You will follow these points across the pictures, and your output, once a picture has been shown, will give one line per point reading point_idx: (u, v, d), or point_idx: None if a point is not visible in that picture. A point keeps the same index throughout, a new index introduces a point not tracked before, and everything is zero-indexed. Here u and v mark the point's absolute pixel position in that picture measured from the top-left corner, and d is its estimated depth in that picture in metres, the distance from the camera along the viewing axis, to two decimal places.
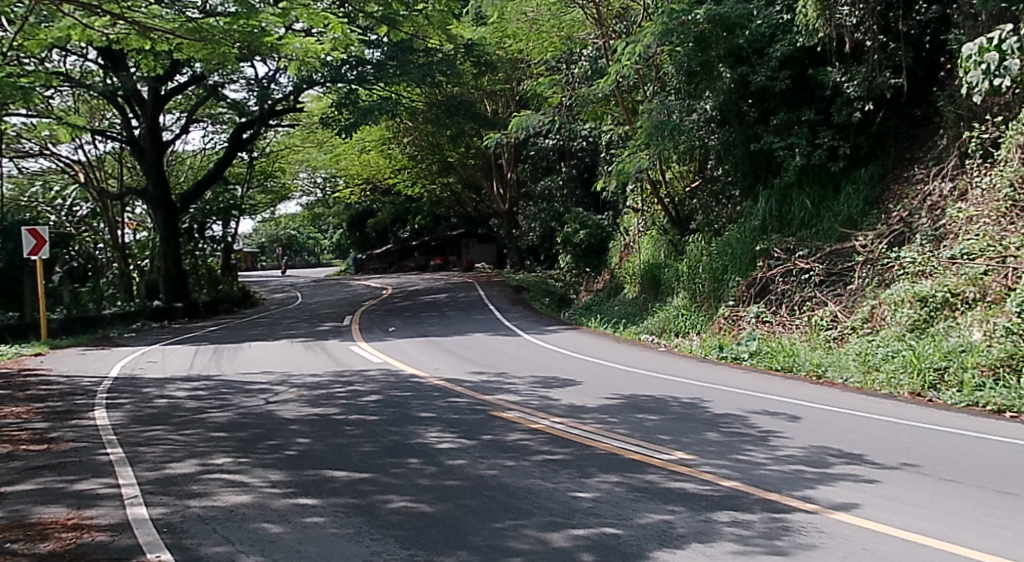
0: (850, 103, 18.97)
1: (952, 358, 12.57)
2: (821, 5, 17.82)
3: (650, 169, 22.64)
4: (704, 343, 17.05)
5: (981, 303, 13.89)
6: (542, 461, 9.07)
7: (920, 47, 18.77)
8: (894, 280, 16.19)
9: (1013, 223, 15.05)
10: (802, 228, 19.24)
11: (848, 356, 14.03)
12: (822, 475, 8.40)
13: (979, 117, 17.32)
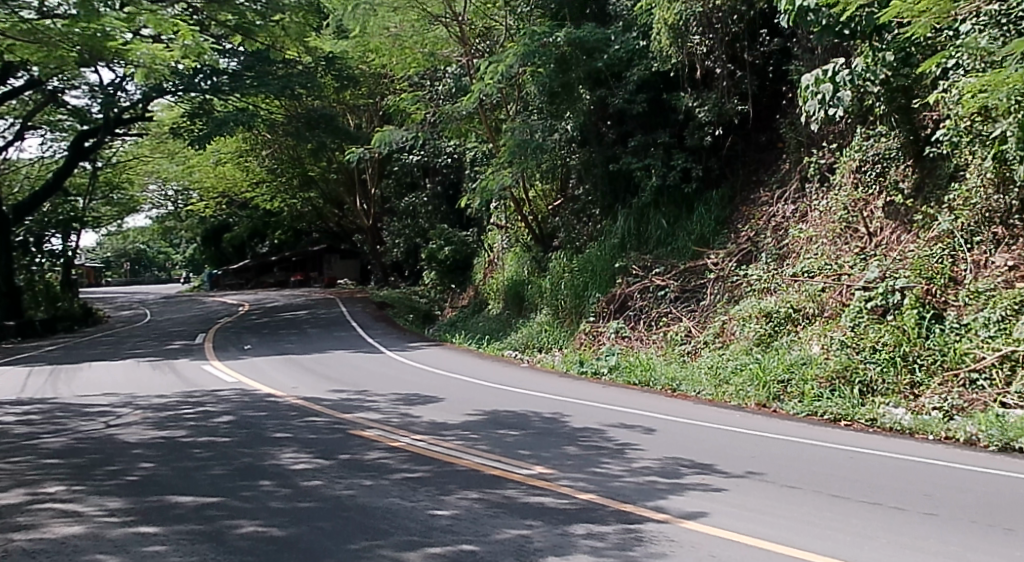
0: (701, 127, 19.81)
1: (794, 370, 13.21)
2: (673, 33, 18.56)
3: (513, 187, 22.80)
4: (566, 359, 17.25)
5: (819, 318, 14.66)
6: (400, 479, 8.98)
7: (764, 76, 19.62)
8: (743, 297, 16.87)
9: (848, 244, 16.07)
10: (658, 246, 19.86)
11: (700, 370, 14.49)
12: (674, 485, 8.65)
13: (816, 144, 18.36)
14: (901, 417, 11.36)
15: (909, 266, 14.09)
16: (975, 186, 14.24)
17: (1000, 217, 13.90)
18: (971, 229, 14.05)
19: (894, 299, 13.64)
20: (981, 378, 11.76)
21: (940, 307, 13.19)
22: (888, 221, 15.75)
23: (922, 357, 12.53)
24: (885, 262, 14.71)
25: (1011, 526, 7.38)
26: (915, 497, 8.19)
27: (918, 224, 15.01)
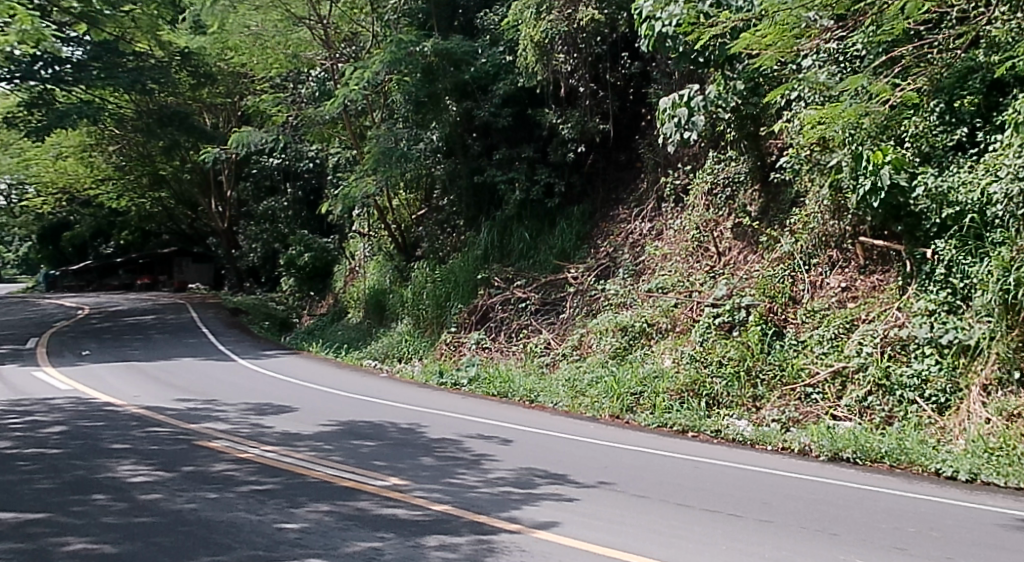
0: (564, 144, 20.11)
1: (646, 383, 13.51)
2: (539, 51, 18.95)
3: (375, 196, 22.43)
4: (425, 369, 17.07)
5: (672, 333, 15.05)
6: (247, 492, 8.65)
7: (624, 97, 20.18)
8: (600, 310, 17.15)
9: (700, 262, 16.62)
10: (520, 259, 19.99)
11: (558, 383, 14.60)
12: (527, 496, 8.66)
13: (672, 165, 18.94)
14: (744, 428, 11.81)
15: (754, 284, 14.73)
16: (813, 211, 14.85)
17: (835, 242, 14.53)
18: (810, 251, 14.73)
19: (740, 316, 14.21)
20: (815, 392, 12.38)
21: (781, 324, 13.85)
22: (737, 242, 16.36)
23: (764, 372, 13.03)
24: (732, 280, 15.35)
25: (836, 530, 7.75)
26: (753, 504, 8.50)
27: (762, 246, 15.71)
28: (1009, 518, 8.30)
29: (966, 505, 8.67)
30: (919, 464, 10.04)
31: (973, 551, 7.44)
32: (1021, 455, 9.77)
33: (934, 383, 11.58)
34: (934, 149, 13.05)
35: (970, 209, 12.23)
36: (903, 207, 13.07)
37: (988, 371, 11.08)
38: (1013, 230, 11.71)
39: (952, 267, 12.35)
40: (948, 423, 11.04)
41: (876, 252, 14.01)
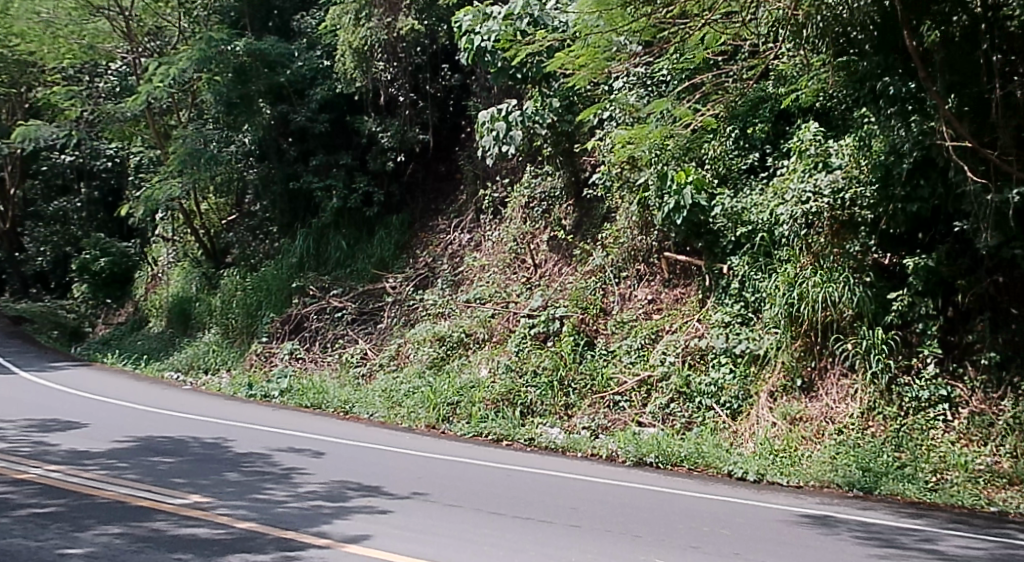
0: (383, 152, 19.79)
1: (463, 393, 13.43)
2: (358, 57, 18.51)
3: (181, 199, 21.25)
4: (233, 382, 16.27)
5: (489, 343, 15.10)
6: (26, 515, 7.91)
7: (444, 108, 20.06)
8: (418, 320, 17.00)
9: (517, 273, 16.78)
10: (337, 267, 19.54)
11: (374, 394, 14.29)
12: (338, 509, 8.37)
13: (491, 178, 19.04)
14: (556, 436, 11.96)
15: (568, 296, 15.03)
16: (624, 226, 15.15)
17: (643, 256, 14.97)
18: (620, 264, 15.15)
19: (554, 327, 14.43)
20: (622, 400, 12.74)
21: (592, 335, 14.17)
22: (551, 255, 16.66)
23: (575, 382, 13.27)
24: (548, 291, 15.59)
25: (639, 532, 7.95)
26: (561, 510, 8.58)
27: (576, 258, 16.04)
28: (794, 514, 8.79)
29: (757, 504, 9.12)
30: (713, 467, 10.48)
31: (762, 546, 7.82)
32: (801, 456, 10.58)
33: (728, 390, 12.12)
34: (730, 171, 13.69)
35: (760, 229, 12.86)
36: (704, 224, 13.67)
37: (775, 379, 11.91)
38: (796, 248, 12.30)
39: (745, 282, 13.06)
40: (739, 428, 11.61)
41: (679, 265, 14.52)
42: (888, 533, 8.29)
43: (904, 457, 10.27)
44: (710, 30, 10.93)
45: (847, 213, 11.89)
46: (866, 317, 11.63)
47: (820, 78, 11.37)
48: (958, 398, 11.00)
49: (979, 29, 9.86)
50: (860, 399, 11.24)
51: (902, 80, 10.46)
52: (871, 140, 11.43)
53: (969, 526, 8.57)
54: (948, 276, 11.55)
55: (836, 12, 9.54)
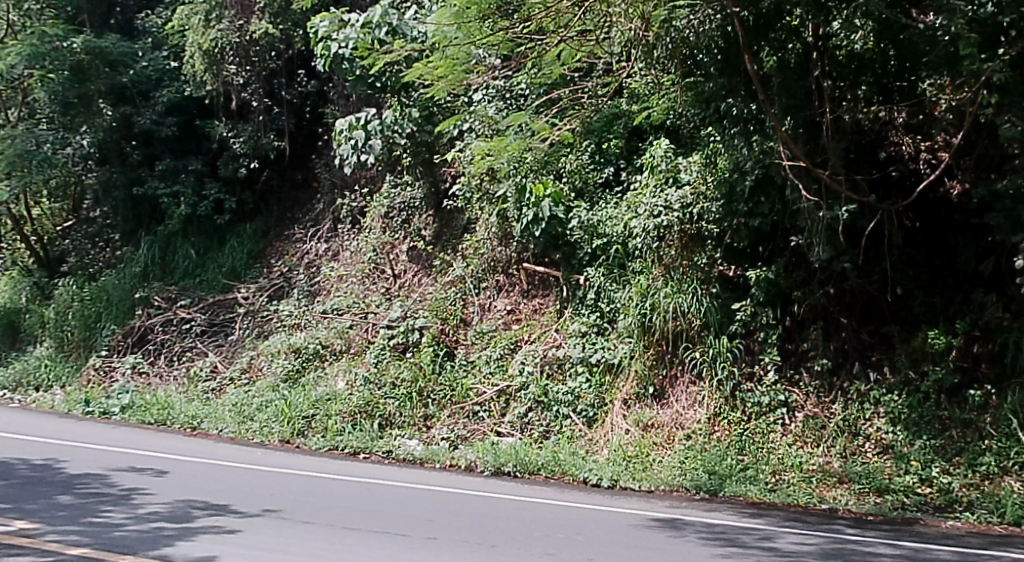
0: (235, 158, 19.18)
1: (319, 406, 13.14)
2: (208, 60, 17.91)
3: (10, 204, 19.84)
4: (68, 398, 15.32)
5: (346, 354, 14.81)
6: None
7: (300, 114, 19.63)
8: (272, 331, 16.53)
9: (376, 284, 16.56)
10: (185, 277, 18.76)
11: (223, 408, 13.77)
12: (182, 530, 8.01)
13: (349, 187, 18.82)
14: (414, 447, 11.87)
15: (427, 306, 14.94)
16: (484, 238, 15.33)
17: (502, 267, 15.11)
18: (480, 275, 15.18)
19: (414, 337, 14.34)
20: (482, 410, 12.75)
21: (452, 345, 14.16)
22: (411, 265, 16.54)
23: (435, 393, 13.21)
24: (407, 302, 15.46)
25: (495, 541, 7.97)
26: (417, 523, 8.50)
27: (436, 269, 15.97)
28: (645, 518, 9.03)
29: (610, 510, 9.31)
30: (569, 474, 10.62)
31: (613, 551, 7.98)
32: (652, 462, 10.88)
33: (585, 398, 12.37)
34: (586, 185, 13.92)
35: (615, 241, 13.18)
36: (561, 236, 13.88)
37: (628, 387, 12.20)
38: (648, 261, 12.67)
39: (600, 293, 13.37)
40: (594, 435, 11.82)
41: (537, 276, 14.70)
42: (731, 533, 8.64)
43: (747, 460, 10.74)
44: (566, 47, 11.16)
45: (696, 227, 12.18)
46: (712, 327, 12.07)
47: (670, 96, 11.65)
48: (795, 402, 11.53)
49: (812, 57, 10.67)
50: (708, 405, 11.67)
51: (744, 102, 10.92)
52: (717, 158, 11.69)
53: (804, 522, 9.04)
54: (786, 287, 12.09)
55: (682, 34, 10.36)
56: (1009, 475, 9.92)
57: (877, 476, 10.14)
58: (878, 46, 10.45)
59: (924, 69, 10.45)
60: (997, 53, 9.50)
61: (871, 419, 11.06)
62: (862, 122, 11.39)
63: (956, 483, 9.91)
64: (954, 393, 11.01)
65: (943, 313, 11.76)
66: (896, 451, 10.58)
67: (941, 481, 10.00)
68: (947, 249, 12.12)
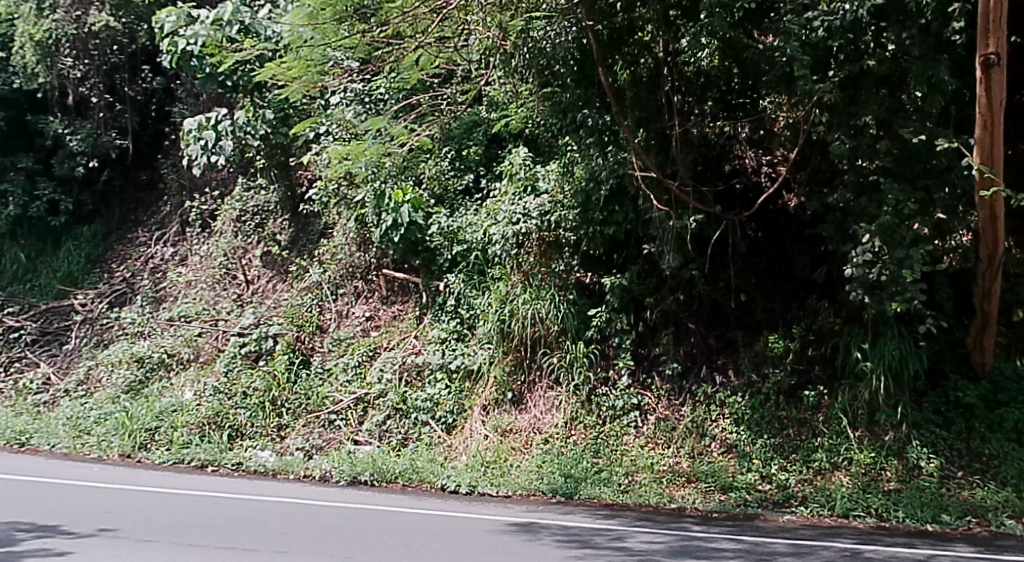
0: (72, 157, 17.78)
1: (163, 418, 12.57)
2: (41, 51, 16.73)
3: None
4: None
5: (194, 363, 14.22)
6: None
7: (145, 113, 18.79)
8: (113, 340, 15.63)
9: (227, 289, 15.92)
10: (14, 283, 17.32)
11: (57, 423, 12.93)
12: (5, 556, 7.47)
13: (199, 189, 18.12)
14: (267, 459, 11.52)
15: (282, 313, 14.54)
16: (341, 243, 15.06)
17: (360, 273, 14.91)
18: (337, 281, 14.91)
19: (267, 345, 13.89)
20: (339, 418, 12.52)
21: (308, 353, 13.83)
22: (265, 270, 16.05)
23: (289, 402, 12.89)
24: (260, 308, 14.97)
25: (349, 553, 7.82)
26: (267, 537, 8.25)
27: (292, 275, 15.55)
28: (502, 523, 9.09)
29: (467, 516, 9.32)
30: (427, 482, 10.56)
31: (469, 557, 7.98)
32: (510, 466, 10.97)
33: (444, 405, 12.35)
34: (446, 191, 13.93)
35: (474, 247, 13.27)
36: (421, 242, 13.85)
37: (488, 393, 12.29)
38: (508, 267, 12.76)
39: (460, 299, 13.43)
40: (453, 441, 11.82)
41: (397, 283, 14.58)
42: (584, 534, 8.84)
43: (601, 463, 10.98)
44: (424, 53, 11.11)
45: (553, 234, 12.37)
46: (569, 333, 12.37)
47: (526, 105, 11.90)
48: (647, 405, 11.92)
49: (662, 71, 11.02)
50: (564, 409, 11.89)
51: (599, 113, 11.21)
52: (573, 167, 11.91)
53: (654, 522, 9.34)
54: (639, 294, 12.40)
55: (539, 44, 10.80)
56: (839, 470, 10.58)
57: (722, 475, 10.58)
58: (722, 64, 10.97)
59: (764, 89, 10.91)
60: (827, 75, 10.17)
61: (717, 420, 11.53)
62: (709, 134, 11.69)
63: (792, 479, 10.47)
64: (792, 393, 11.64)
65: (782, 319, 12.41)
66: (740, 450, 11.09)
67: (780, 477, 10.55)
68: (786, 257, 12.75)
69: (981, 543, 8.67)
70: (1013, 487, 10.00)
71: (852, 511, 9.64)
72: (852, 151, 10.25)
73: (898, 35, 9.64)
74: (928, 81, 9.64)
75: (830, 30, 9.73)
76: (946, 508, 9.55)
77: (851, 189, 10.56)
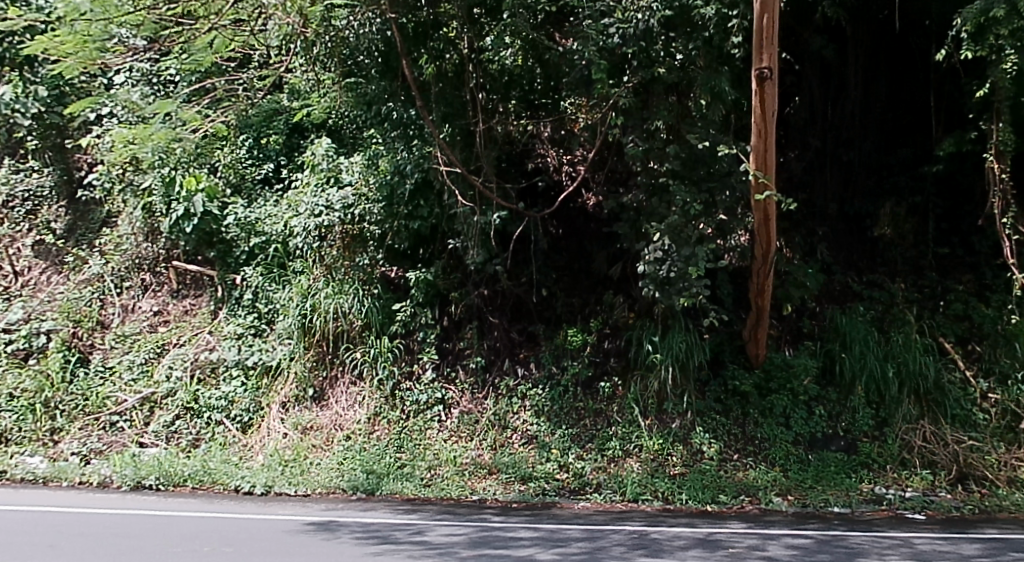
0: None
1: None
2: None
3: None
4: None
5: None
6: None
7: None
8: None
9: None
10: None
11: None
12: None
13: None
14: (36, 466, 10.61)
15: (56, 308, 13.33)
16: (125, 233, 14.04)
17: (148, 265, 14.01)
18: (122, 273, 13.89)
19: (38, 342, 12.76)
20: (121, 420, 11.74)
21: (87, 350, 12.85)
22: (38, 260, 14.44)
23: (64, 403, 11.96)
24: (31, 303, 13.51)
25: None
26: (37, 552, 7.61)
27: (68, 266, 14.18)
28: (300, 523, 8.82)
29: (262, 518, 8.98)
30: (219, 484, 10.08)
31: (263, 560, 7.71)
32: (310, 464, 10.71)
33: (239, 403, 11.90)
34: (243, 180, 13.45)
35: (274, 240, 12.84)
36: (215, 234, 13.21)
37: (286, 391, 11.96)
38: (310, 261, 12.50)
39: (259, 294, 12.90)
40: (249, 441, 11.40)
41: (189, 276, 13.87)
42: (384, 530, 8.74)
43: (404, 458, 10.95)
44: (218, 35, 10.66)
45: (358, 227, 12.27)
46: (373, 327, 12.28)
47: (328, 95, 11.78)
48: (451, 399, 12.01)
49: (467, 68, 11.09)
50: (367, 405, 11.79)
51: (403, 107, 11.18)
52: (377, 159, 11.92)
53: (455, 514, 9.40)
54: (444, 288, 12.52)
55: (341, 33, 10.75)
56: (631, 457, 11.10)
57: (522, 466, 10.83)
58: (526, 64, 11.02)
59: (564, 90, 11.09)
60: (622, 80, 10.55)
61: (518, 412, 11.80)
62: (513, 133, 11.74)
63: (588, 467, 10.88)
64: (589, 384, 12.07)
65: (581, 313, 12.83)
66: (540, 440, 11.39)
67: (576, 466, 10.93)
68: (584, 255, 13.23)
69: (752, 520, 9.41)
70: (780, 467, 10.87)
71: (641, 496, 10.15)
72: (645, 154, 10.75)
73: (686, 45, 10.34)
74: (711, 90, 10.38)
75: (624, 37, 10.18)
76: (724, 489, 10.26)
77: (643, 190, 11.02)
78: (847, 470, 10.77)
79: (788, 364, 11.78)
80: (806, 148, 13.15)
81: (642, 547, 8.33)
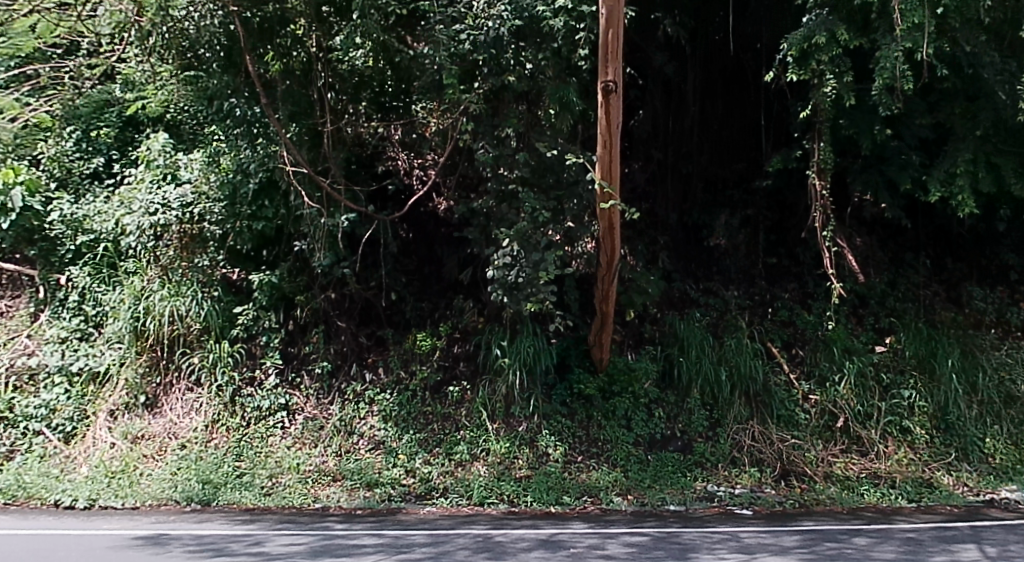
0: None
1: None
2: None
3: None
4: None
5: None
6: None
7: None
8: None
9: None
10: None
11: None
12: None
13: None
14: None
15: None
16: None
17: None
18: None
19: None
20: None
21: None
22: None
23: None
24: None
25: None
26: None
27: None
28: (126, 538, 8.32)
29: (85, 533, 8.42)
30: (37, 498, 9.47)
31: None
32: (140, 476, 10.17)
33: (60, 412, 11.24)
34: (70, 175, 12.58)
35: (104, 237, 12.05)
36: (37, 230, 12.36)
37: (116, 397, 11.40)
38: (143, 260, 11.93)
39: (85, 295, 12.16)
40: (73, 451, 10.76)
41: (5, 276, 12.90)
42: (219, 542, 8.38)
43: (243, 466, 10.57)
44: (41, 18, 10.48)
45: (196, 227, 11.73)
46: (213, 331, 11.83)
47: (166, 87, 11.19)
48: (295, 405, 11.70)
49: (314, 66, 10.82)
50: (204, 413, 11.36)
51: (247, 103, 10.86)
52: (219, 157, 11.50)
53: (297, 524, 9.14)
54: (290, 292, 12.08)
55: (181, 25, 10.21)
56: (478, 461, 11.15)
57: (368, 472, 10.67)
58: (377, 65, 10.84)
59: (416, 93, 11.03)
60: (474, 86, 10.67)
61: (365, 418, 11.62)
62: (362, 134, 11.68)
63: (435, 472, 10.86)
64: (438, 389, 12.06)
65: (430, 317, 12.78)
66: (386, 445, 11.26)
67: (423, 471, 10.87)
68: (434, 259, 13.33)
69: (593, 519, 9.66)
70: (621, 467, 11.19)
71: (487, 499, 10.23)
72: (495, 160, 10.88)
73: (534, 56, 10.38)
74: (560, 100, 10.53)
75: (476, 44, 10.28)
76: (567, 491, 10.47)
77: (493, 195, 11.15)
78: (682, 469, 11.22)
79: (630, 368, 12.16)
80: (649, 160, 13.87)
81: (486, 551, 8.38)
